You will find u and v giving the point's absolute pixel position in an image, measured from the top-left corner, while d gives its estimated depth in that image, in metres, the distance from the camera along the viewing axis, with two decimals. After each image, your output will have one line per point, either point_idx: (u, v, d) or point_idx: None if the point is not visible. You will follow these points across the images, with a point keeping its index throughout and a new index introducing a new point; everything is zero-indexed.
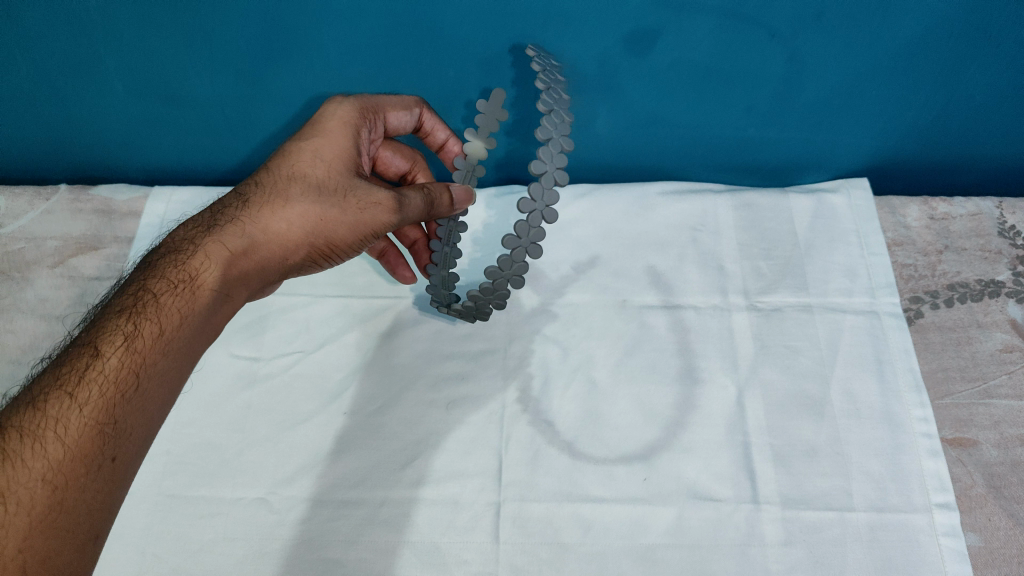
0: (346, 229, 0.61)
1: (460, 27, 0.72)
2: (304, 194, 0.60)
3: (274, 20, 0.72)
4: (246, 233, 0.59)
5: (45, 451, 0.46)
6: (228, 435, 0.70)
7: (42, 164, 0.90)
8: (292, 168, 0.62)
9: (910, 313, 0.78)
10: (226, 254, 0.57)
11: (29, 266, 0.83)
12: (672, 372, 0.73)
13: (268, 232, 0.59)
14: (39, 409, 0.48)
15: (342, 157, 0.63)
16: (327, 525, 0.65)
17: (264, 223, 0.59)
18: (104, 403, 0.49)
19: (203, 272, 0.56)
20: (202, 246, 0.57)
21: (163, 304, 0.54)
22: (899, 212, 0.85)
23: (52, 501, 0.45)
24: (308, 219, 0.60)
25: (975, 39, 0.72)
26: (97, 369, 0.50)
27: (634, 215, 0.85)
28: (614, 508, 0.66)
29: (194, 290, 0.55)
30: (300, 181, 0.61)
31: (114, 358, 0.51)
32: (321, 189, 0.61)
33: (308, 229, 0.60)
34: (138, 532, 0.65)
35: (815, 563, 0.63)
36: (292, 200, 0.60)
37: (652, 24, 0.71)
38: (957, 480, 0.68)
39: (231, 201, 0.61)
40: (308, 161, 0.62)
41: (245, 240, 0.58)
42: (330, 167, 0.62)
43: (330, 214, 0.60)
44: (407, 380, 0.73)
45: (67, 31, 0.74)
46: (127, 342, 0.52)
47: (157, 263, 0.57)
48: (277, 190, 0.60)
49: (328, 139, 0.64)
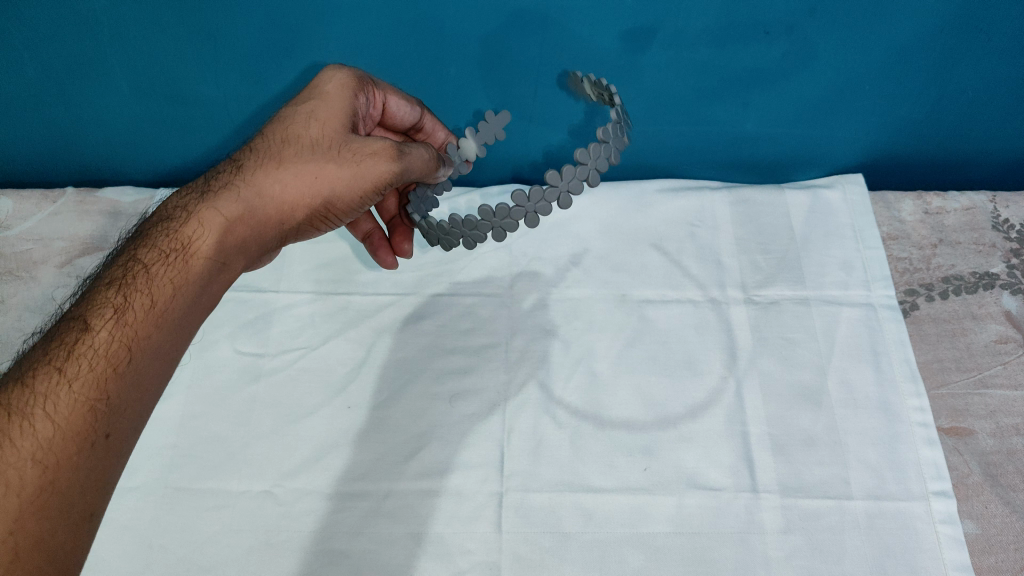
0: (345, 183, 0.59)
1: (460, 26, 0.73)
2: (298, 153, 0.58)
3: (278, 19, 0.73)
4: (241, 197, 0.56)
5: (35, 429, 0.45)
6: (234, 429, 0.71)
7: (50, 167, 0.91)
8: (286, 131, 0.60)
9: (906, 305, 0.79)
10: (220, 222, 0.55)
11: (36, 266, 0.84)
12: (671, 365, 0.74)
13: (264, 197, 0.57)
14: (27, 387, 0.46)
15: (336, 119, 0.61)
16: (334, 516, 0.66)
17: (259, 187, 0.57)
18: (95, 378, 0.47)
19: (197, 240, 0.54)
20: (195, 213, 0.55)
21: (155, 274, 0.52)
22: (894, 207, 0.87)
23: (43, 480, 0.43)
24: (304, 178, 0.58)
25: (967, 33, 0.74)
26: (87, 343, 0.48)
27: (633, 211, 0.86)
28: (613, 497, 0.67)
29: (188, 258, 0.54)
30: (293, 143, 0.59)
31: (105, 330, 0.49)
32: (315, 148, 0.59)
33: (305, 189, 0.58)
34: (146, 524, 0.66)
35: (814, 550, 0.64)
36: (287, 161, 0.58)
37: (649, 22, 0.73)
38: (955, 468, 0.69)
39: (225, 168, 0.59)
40: (301, 122, 0.60)
41: (240, 205, 0.56)
42: (326, 127, 0.60)
43: (327, 170, 0.58)
44: (410, 374, 0.74)
45: (74, 33, 0.75)
46: (117, 315, 0.50)
47: (151, 232, 0.56)
48: (271, 154, 0.58)
49: (324, 102, 0.62)
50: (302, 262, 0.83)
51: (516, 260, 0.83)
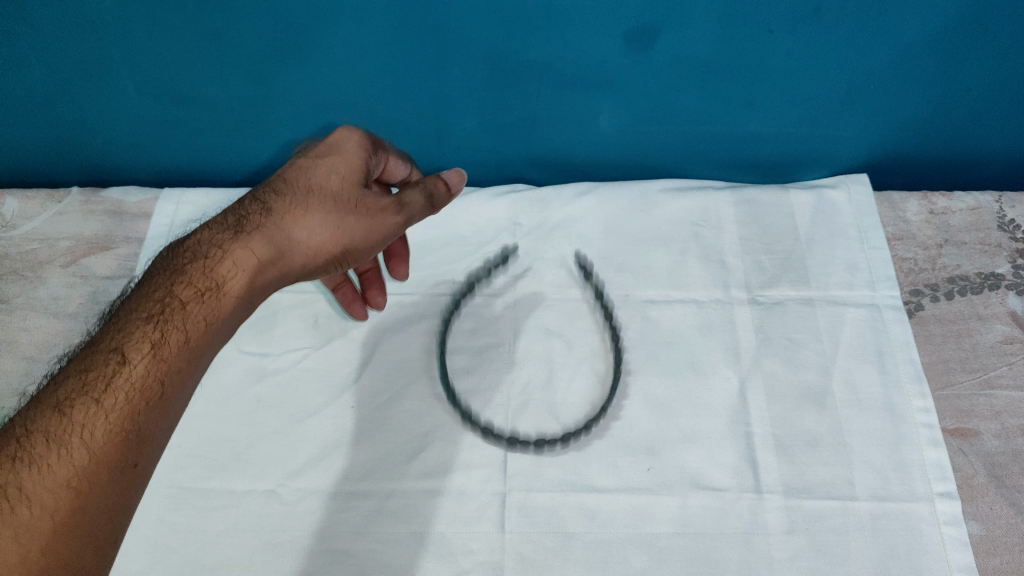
0: (367, 235, 0.60)
1: (464, 28, 0.73)
2: (324, 202, 0.59)
3: (281, 20, 0.73)
4: (271, 240, 0.57)
5: (71, 457, 0.45)
6: (238, 429, 0.71)
7: (56, 168, 0.92)
8: (309, 178, 0.60)
9: (911, 305, 0.79)
10: (252, 263, 0.56)
11: (42, 266, 0.84)
12: (674, 365, 0.74)
13: (293, 241, 0.58)
14: (64, 415, 0.47)
15: (362, 164, 0.63)
16: (336, 516, 0.66)
17: (288, 231, 0.58)
18: (131, 410, 0.48)
19: (230, 280, 0.55)
20: (228, 252, 0.56)
21: (190, 312, 0.53)
22: (898, 207, 0.87)
23: (78, 507, 0.44)
24: (330, 227, 0.59)
25: (973, 32, 0.73)
26: (123, 376, 0.49)
27: (636, 212, 0.86)
28: (619, 498, 0.67)
29: (221, 298, 0.54)
30: (320, 189, 0.60)
31: (141, 364, 0.50)
32: (342, 195, 0.60)
33: (331, 237, 0.59)
34: (150, 523, 0.66)
35: (818, 551, 0.64)
36: (315, 208, 0.59)
37: (653, 22, 0.73)
38: (959, 469, 0.68)
39: (253, 204, 0.59)
40: (325, 166, 0.61)
41: (271, 248, 0.57)
42: (352, 173, 0.61)
43: (352, 221, 0.59)
44: (414, 374, 0.75)
45: (78, 33, 0.76)
46: (153, 350, 0.50)
47: (181, 265, 0.56)
48: (300, 197, 0.59)
49: (347, 145, 0.63)
50: None
51: (519, 261, 0.82)
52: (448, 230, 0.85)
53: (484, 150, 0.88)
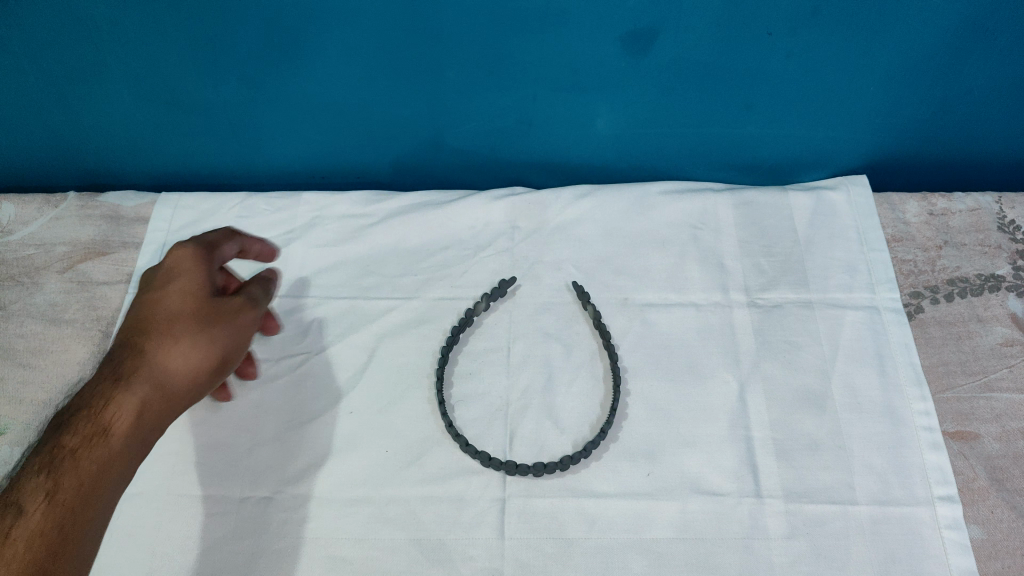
0: (234, 343, 0.61)
1: (462, 31, 0.73)
2: (187, 327, 0.59)
3: (277, 24, 0.73)
4: (143, 373, 0.57)
5: None
6: (236, 435, 0.71)
7: (53, 172, 0.91)
8: (160, 311, 0.60)
9: (911, 307, 0.78)
10: (130, 399, 0.56)
11: (38, 271, 0.84)
12: (674, 369, 0.74)
13: (168, 368, 0.58)
14: None
15: (207, 278, 0.63)
16: (334, 523, 0.66)
17: (160, 361, 0.58)
18: (34, 557, 0.49)
19: (114, 421, 0.55)
20: (103, 394, 0.55)
21: (79, 459, 0.53)
22: (898, 208, 0.86)
23: None
24: (201, 348, 0.59)
25: (971, 33, 0.73)
26: (20, 530, 0.49)
27: (635, 214, 0.85)
28: (619, 503, 0.66)
29: (109, 440, 0.54)
30: (176, 316, 0.60)
31: (37, 514, 0.50)
32: (199, 314, 0.60)
33: (204, 356, 0.59)
34: (147, 531, 0.66)
35: (819, 556, 0.64)
36: (179, 335, 0.59)
37: (651, 25, 0.72)
38: (960, 473, 0.68)
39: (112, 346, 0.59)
40: (167, 293, 0.61)
41: (148, 381, 0.57)
42: (200, 290, 0.62)
43: (215, 336, 0.60)
44: (412, 379, 0.74)
45: (72, 38, 0.75)
46: (48, 498, 0.51)
47: (60, 417, 0.55)
48: (160, 329, 0.59)
49: (180, 266, 0.63)
50: (303, 266, 0.82)
51: (518, 264, 0.82)
52: (447, 233, 0.84)
53: (481, 153, 0.87)
